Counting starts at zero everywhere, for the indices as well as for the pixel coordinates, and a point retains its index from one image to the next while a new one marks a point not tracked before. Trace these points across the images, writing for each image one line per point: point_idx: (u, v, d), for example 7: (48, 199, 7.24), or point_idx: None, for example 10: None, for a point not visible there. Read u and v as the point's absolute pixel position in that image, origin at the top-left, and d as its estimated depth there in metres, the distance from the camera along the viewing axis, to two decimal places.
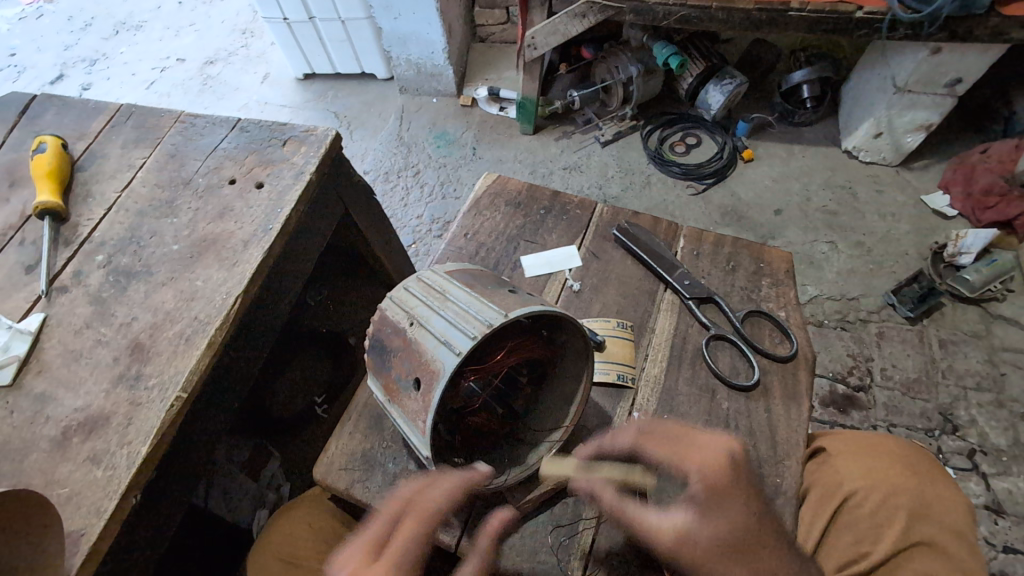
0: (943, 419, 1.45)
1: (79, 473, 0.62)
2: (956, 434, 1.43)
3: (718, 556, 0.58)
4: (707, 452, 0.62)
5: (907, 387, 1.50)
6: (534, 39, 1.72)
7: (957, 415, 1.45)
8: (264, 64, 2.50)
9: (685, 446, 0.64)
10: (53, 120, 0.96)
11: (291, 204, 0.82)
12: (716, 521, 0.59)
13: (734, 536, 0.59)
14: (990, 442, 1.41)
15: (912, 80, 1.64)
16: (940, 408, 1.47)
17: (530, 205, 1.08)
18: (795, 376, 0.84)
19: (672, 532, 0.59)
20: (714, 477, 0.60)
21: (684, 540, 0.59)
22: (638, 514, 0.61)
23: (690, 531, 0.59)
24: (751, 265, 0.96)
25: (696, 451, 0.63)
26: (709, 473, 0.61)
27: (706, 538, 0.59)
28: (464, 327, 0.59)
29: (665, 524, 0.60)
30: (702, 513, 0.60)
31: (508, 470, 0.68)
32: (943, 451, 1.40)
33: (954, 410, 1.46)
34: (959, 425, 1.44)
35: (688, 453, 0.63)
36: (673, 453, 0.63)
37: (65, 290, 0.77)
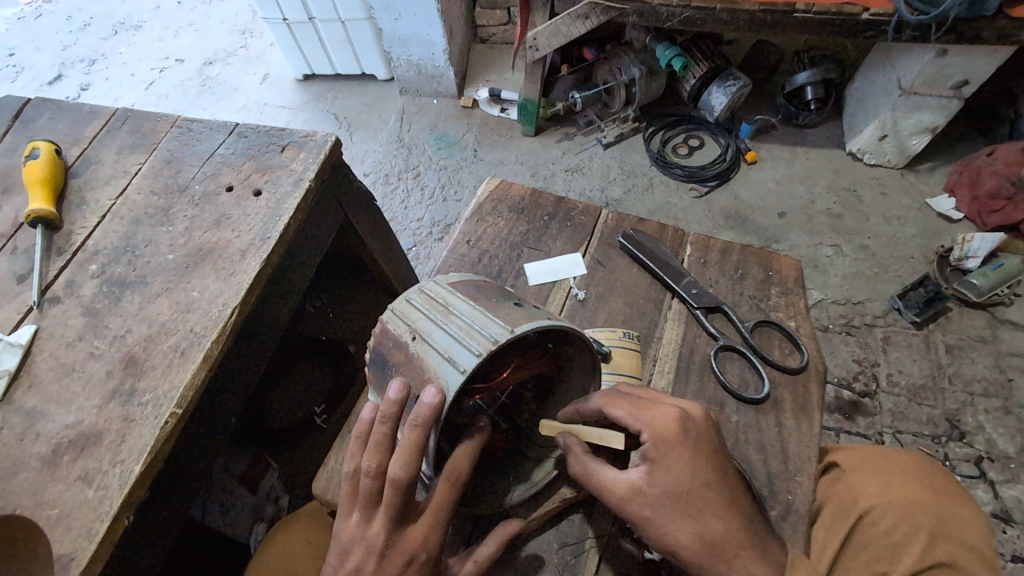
0: (950, 426, 1.43)
1: (70, 493, 0.60)
2: (963, 441, 1.41)
3: (670, 515, 0.58)
4: (664, 414, 0.61)
5: (913, 393, 1.48)
6: (536, 40, 1.70)
7: (964, 422, 1.43)
8: (264, 65, 2.47)
9: (646, 405, 0.62)
10: (47, 124, 0.94)
11: (290, 212, 0.79)
12: (664, 480, 0.59)
13: (688, 497, 0.59)
14: (998, 449, 1.39)
15: (918, 82, 1.62)
16: (946, 414, 1.45)
17: (533, 211, 1.06)
18: (805, 389, 0.82)
19: (627, 491, 0.60)
20: (673, 439, 0.59)
21: (637, 498, 0.59)
22: (596, 471, 0.61)
23: (644, 489, 0.59)
24: (760, 274, 0.94)
25: (654, 411, 0.61)
26: (661, 432, 0.60)
27: (659, 496, 0.59)
28: (469, 343, 0.57)
29: (621, 481, 0.60)
30: (657, 472, 0.59)
31: (513, 487, 0.67)
32: (950, 458, 1.38)
33: (961, 417, 1.44)
34: (966, 431, 1.42)
35: (647, 411, 0.61)
36: (632, 412, 0.61)
37: (57, 301, 0.75)
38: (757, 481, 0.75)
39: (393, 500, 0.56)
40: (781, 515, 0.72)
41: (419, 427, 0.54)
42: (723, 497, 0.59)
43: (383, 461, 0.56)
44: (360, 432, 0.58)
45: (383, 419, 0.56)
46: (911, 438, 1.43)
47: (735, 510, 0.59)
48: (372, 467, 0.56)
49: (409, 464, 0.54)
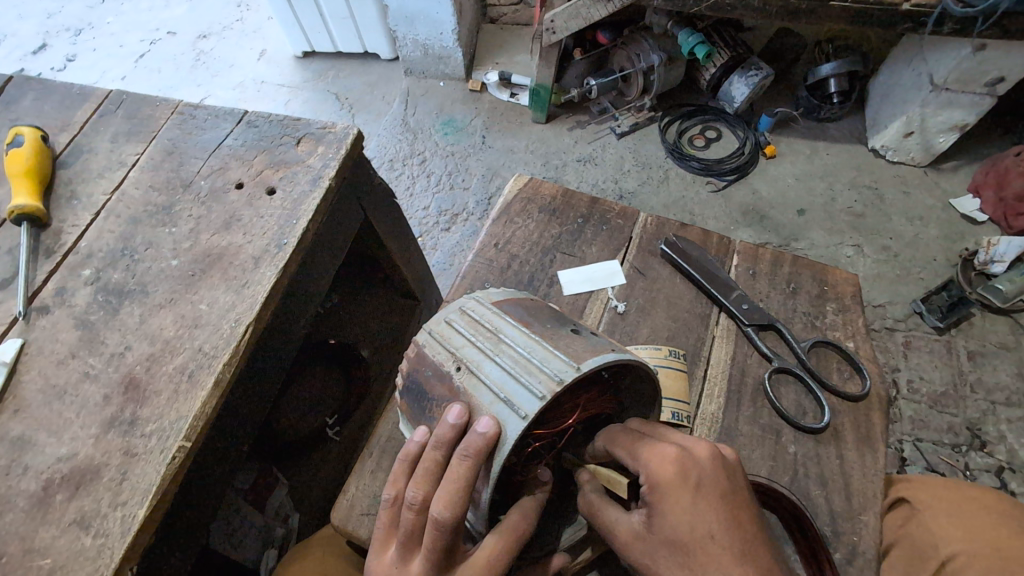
0: (971, 435, 1.36)
1: (64, 539, 0.53)
2: (984, 451, 1.34)
3: (671, 569, 0.48)
4: (662, 454, 0.50)
5: (933, 400, 1.42)
6: (553, 23, 1.59)
7: (986, 432, 1.36)
8: (261, 40, 2.35)
9: (645, 439, 0.53)
10: (32, 106, 0.85)
11: (308, 215, 0.71)
12: (663, 528, 0.49)
13: (689, 549, 0.47)
14: (1020, 460, 1.33)
15: (951, 78, 1.53)
16: (968, 423, 1.38)
17: (566, 212, 0.97)
18: (867, 418, 0.76)
19: (625, 535, 0.51)
20: (669, 479, 0.49)
21: (636, 544, 0.50)
22: (598, 510, 0.53)
23: (643, 533, 0.50)
24: (814, 288, 0.87)
25: (651, 447, 0.51)
26: (658, 475, 0.50)
27: (659, 543, 0.49)
28: (528, 381, 0.50)
29: (621, 524, 0.51)
30: (655, 516, 0.49)
31: (562, 530, 0.60)
32: (970, 469, 1.32)
33: (983, 426, 1.37)
34: (986, 440, 1.36)
35: (644, 446, 0.52)
36: (630, 449, 0.52)
37: (46, 311, 0.66)
38: (818, 519, 0.69)
39: (436, 544, 0.48)
40: (846, 559, 0.66)
41: (470, 459, 0.47)
42: (735, 551, 0.47)
43: (429, 494, 0.49)
44: (409, 455, 0.52)
45: (436, 443, 0.50)
46: (931, 448, 1.36)
47: (752, 566, 0.47)
48: (416, 498, 0.49)
49: (456, 503, 0.47)
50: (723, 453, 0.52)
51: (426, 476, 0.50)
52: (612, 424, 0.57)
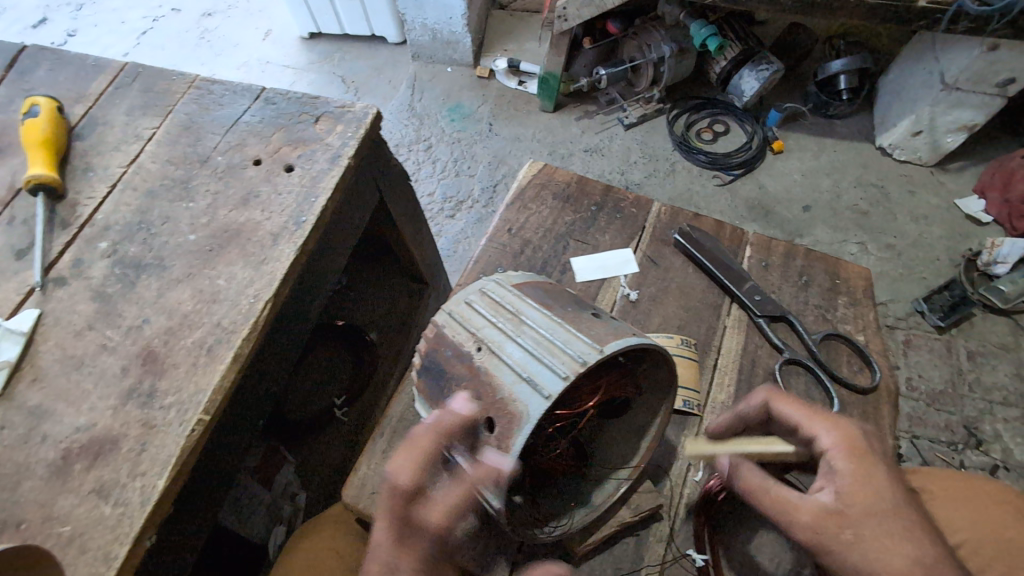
0: (968, 433, 1.38)
1: (83, 508, 0.53)
2: (980, 449, 1.35)
3: (878, 537, 0.51)
4: (842, 425, 0.57)
5: (931, 398, 1.43)
6: (566, 10, 1.58)
7: (982, 430, 1.38)
8: (266, 20, 2.32)
9: (813, 411, 0.58)
10: (46, 77, 0.84)
11: (327, 193, 0.71)
12: (858, 497, 0.52)
13: (888, 515, 0.52)
14: (1015, 458, 1.34)
15: (962, 78, 1.52)
16: (964, 421, 1.39)
17: (580, 199, 0.97)
18: (876, 411, 0.76)
19: (813, 511, 0.53)
20: (854, 447, 0.55)
21: (827, 520, 0.52)
22: (772, 487, 0.55)
23: (834, 509, 0.52)
24: (825, 281, 0.88)
25: (827, 420, 0.57)
26: (842, 442, 0.55)
27: (858, 515, 0.52)
28: (551, 362, 0.50)
29: (806, 500, 0.53)
30: (843, 487, 0.53)
31: (575, 512, 0.59)
32: (965, 466, 1.33)
33: (979, 425, 1.39)
34: (981, 438, 1.37)
35: (821, 417, 0.57)
36: (804, 420, 0.58)
37: (63, 283, 0.66)
38: None
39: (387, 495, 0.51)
40: None
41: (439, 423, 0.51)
42: (917, 519, 0.52)
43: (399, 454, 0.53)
44: None
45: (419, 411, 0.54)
46: (928, 444, 1.38)
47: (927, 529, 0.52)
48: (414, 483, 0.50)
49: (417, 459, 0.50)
50: (872, 429, 0.59)
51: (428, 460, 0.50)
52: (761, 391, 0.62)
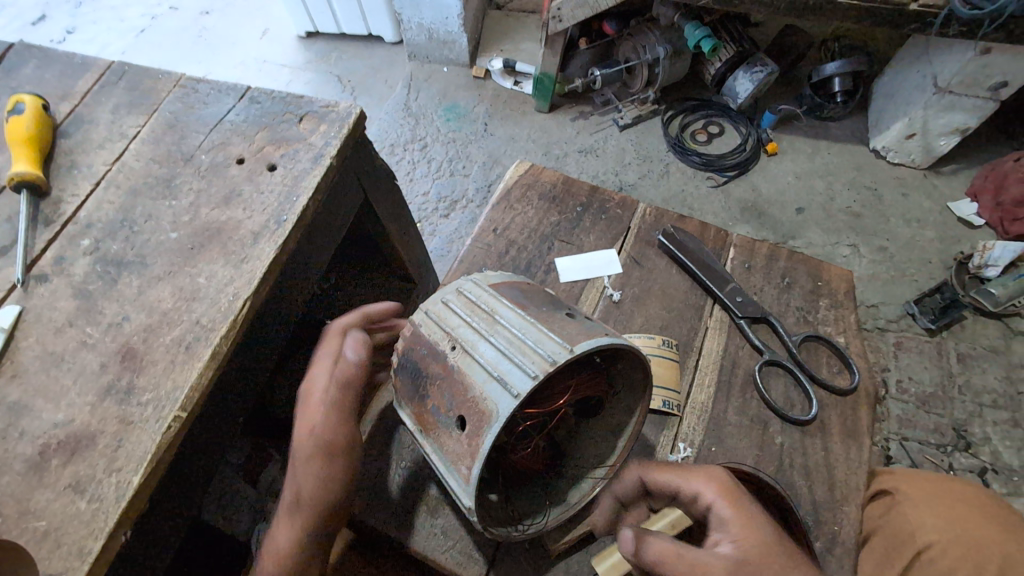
0: (957, 436, 1.38)
1: (58, 503, 0.54)
2: (969, 452, 1.36)
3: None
4: (714, 473, 0.60)
5: (921, 401, 1.43)
6: (560, 10, 1.58)
7: (971, 432, 1.38)
8: (264, 18, 2.32)
9: (682, 471, 0.61)
10: (33, 75, 0.84)
11: (309, 192, 0.71)
12: (750, 540, 0.55)
13: (778, 552, 0.54)
14: (1003, 460, 1.34)
15: (955, 81, 1.53)
16: (954, 424, 1.39)
17: (566, 200, 0.98)
18: (854, 414, 0.77)
19: (722, 566, 0.53)
20: (729, 488, 0.58)
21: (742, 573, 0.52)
22: (682, 552, 0.54)
23: (736, 559, 0.53)
24: (808, 283, 0.88)
25: (699, 472, 0.60)
26: (719, 491, 0.58)
27: (755, 559, 0.53)
28: (522, 361, 0.50)
29: (711, 557, 0.53)
30: (737, 538, 0.55)
31: (549, 510, 0.61)
32: (953, 468, 1.34)
33: (968, 427, 1.39)
34: (971, 441, 1.37)
35: (693, 474, 0.60)
36: (680, 479, 0.60)
37: (45, 280, 0.67)
38: (801, 509, 0.70)
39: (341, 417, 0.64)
40: (826, 548, 0.68)
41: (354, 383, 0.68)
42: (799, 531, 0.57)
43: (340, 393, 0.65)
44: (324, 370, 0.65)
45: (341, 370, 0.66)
46: (917, 446, 1.38)
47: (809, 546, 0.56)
48: (332, 412, 0.64)
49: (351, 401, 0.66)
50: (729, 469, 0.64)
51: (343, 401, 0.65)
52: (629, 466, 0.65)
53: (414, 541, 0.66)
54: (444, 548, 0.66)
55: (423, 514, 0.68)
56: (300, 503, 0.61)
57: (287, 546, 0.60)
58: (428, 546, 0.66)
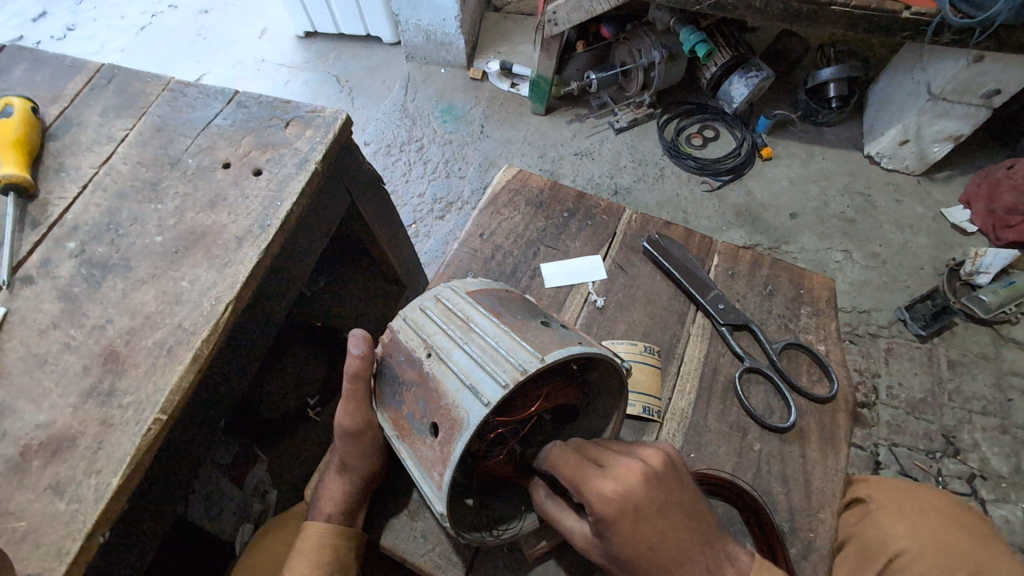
0: (945, 442, 1.38)
1: (38, 504, 0.54)
2: (957, 458, 1.36)
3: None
4: (603, 489, 0.50)
5: (911, 407, 1.43)
6: (555, 15, 1.59)
7: (960, 439, 1.38)
8: (263, 18, 2.33)
9: (578, 471, 0.51)
10: (24, 77, 0.85)
11: (293, 197, 0.72)
12: (618, 551, 0.50)
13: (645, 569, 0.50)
14: (991, 467, 1.34)
15: (948, 89, 1.53)
16: (943, 430, 1.39)
17: (553, 205, 0.99)
18: (833, 421, 0.77)
19: (581, 538, 0.54)
20: (621, 510, 0.49)
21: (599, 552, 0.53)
22: (557, 516, 0.56)
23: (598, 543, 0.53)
24: (790, 291, 0.89)
25: (592, 480, 0.51)
26: (600, 511, 0.50)
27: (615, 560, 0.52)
28: (493, 370, 0.51)
29: (579, 529, 0.54)
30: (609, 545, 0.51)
31: (525, 514, 0.61)
32: (941, 475, 1.34)
33: (957, 433, 1.39)
34: (960, 447, 1.37)
35: (580, 480, 0.51)
36: (572, 479, 0.51)
37: (30, 282, 0.67)
38: (778, 516, 0.71)
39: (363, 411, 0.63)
40: (801, 553, 0.68)
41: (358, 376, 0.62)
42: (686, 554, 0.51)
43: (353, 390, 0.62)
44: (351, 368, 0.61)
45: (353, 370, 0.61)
46: (906, 452, 1.38)
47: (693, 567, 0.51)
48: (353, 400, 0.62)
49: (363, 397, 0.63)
50: (646, 471, 0.51)
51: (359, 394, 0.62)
52: (552, 445, 0.55)
53: (394, 543, 0.67)
54: (423, 551, 0.66)
55: (403, 516, 0.69)
56: (345, 465, 0.65)
57: (338, 497, 0.65)
58: (406, 548, 0.67)
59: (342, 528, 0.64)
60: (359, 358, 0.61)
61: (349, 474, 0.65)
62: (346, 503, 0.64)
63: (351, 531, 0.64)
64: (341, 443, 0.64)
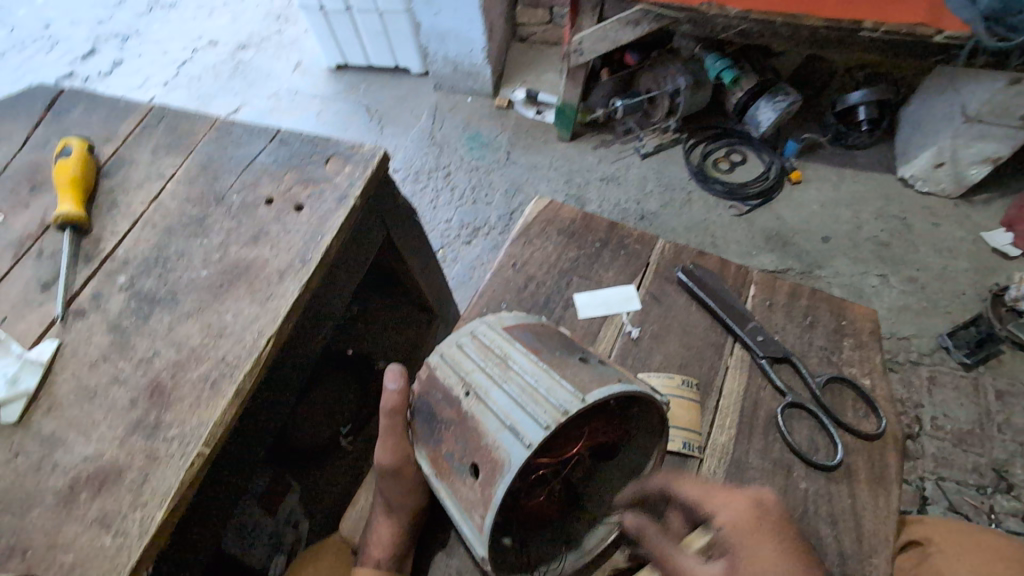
0: (997, 477, 1.31)
1: (85, 537, 0.55)
2: (1011, 494, 1.29)
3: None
4: (741, 501, 0.54)
5: (959, 439, 1.37)
6: (581, 45, 1.60)
7: (1013, 473, 1.31)
8: (297, 52, 2.42)
9: (709, 488, 0.57)
10: (81, 118, 0.90)
11: (333, 232, 0.74)
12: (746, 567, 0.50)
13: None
14: None
15: (985, 110, 1.50)
16: (994, 464, 1.33)
17: (585, 235, 0.99)
18: (882, 458, 0.74)
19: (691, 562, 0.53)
20: (744, 522, 0.53)
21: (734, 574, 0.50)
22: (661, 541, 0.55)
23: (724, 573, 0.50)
24: (831, 322, 0.87)
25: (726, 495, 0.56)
26: (736, 518, 0.53)
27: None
28: (534, 411, 0.51)
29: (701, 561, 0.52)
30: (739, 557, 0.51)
31: (565, 555, 0.60)
32: (996, 512, 1.27)
33: (1010, 468, 1.32)
34: (1013, 482, 1.30)
35: (715, 492, 0.56)
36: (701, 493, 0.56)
37: (82, 315, 0.70)
38: (827, 559, 0.68)
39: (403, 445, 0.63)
40: None
41: (395, 412, 0.63)
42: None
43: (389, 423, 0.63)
44: (389, 401, 0.62)
45: (388, 404, 0.62)
46: (955, 487, 1.31)
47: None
48: (392, 439, 0.63)
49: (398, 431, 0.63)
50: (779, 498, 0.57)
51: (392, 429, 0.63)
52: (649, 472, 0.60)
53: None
54: None
55: (439, 552, 0.68)
56: (391, 505, 0.65)
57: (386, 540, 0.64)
58: None
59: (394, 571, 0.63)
60: (396, 393, 0.62)
61: (396, 514, 0.64)
62: (394, 545, 0.63)
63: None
64: (384, 484, 0.64)
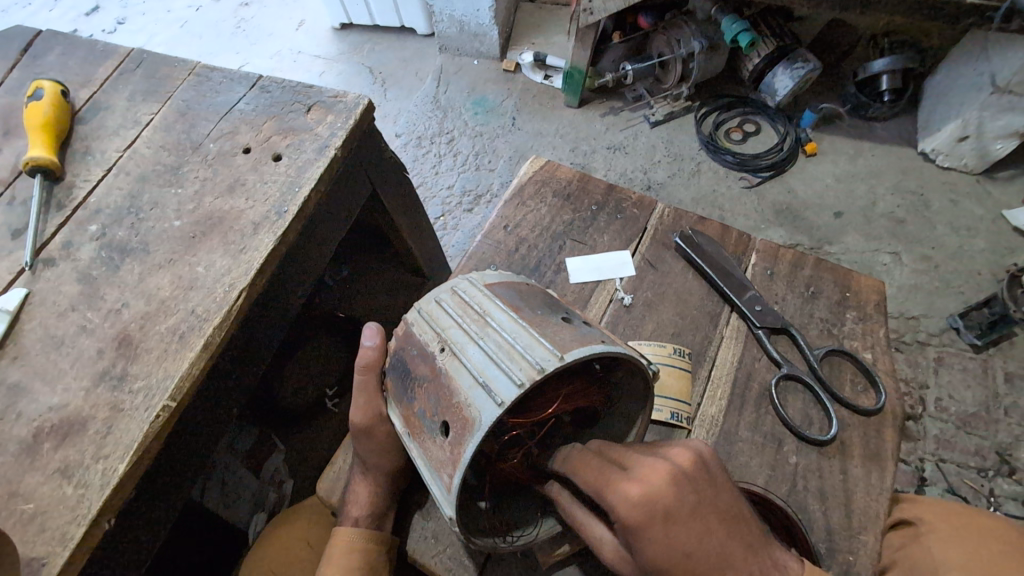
0: (1000, 460, 1.28)
1: (46, 487, 0.54)
2: (1013, 478, 1.26)
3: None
4: (627, 497, 0.43)
5: (962, 421, 1.33)
6: (592, 3, 1.52)
7: (1016, 457, 1.28)
8: (300, 10, 2.35)
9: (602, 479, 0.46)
10: (57, 62, 0.86)
11: (311, 183, 0.70)
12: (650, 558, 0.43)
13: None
14: None
15: (1015, 79, 1.42)
16: (997, 447, 1.29)
17: (581, 198, 0.94)
18: (879, 435, 0.71)
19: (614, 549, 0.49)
20: (630, 526, 0.43)
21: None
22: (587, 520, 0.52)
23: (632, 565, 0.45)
24: (835, 293, 0.83)
25: (615, 479, 0.45)
26: (630, 516, 0.43)
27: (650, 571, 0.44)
28: (508, 368, 0.48)
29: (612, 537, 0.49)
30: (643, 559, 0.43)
31: (542, 521, 0.58)
32: (996, 496, 1.24)
33: (1014, 452, 1.28)
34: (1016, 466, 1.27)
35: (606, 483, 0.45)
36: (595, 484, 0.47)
37: (52, 263, 0.67)
38: (814, 535, 0.66)
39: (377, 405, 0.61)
40: None
41: (369, 368, 0.62)
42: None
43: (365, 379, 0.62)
44: (365, 357, 0.62)
45: (363, 361, 0.62)
46: (955, 469, 1.28)
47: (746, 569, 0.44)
48: (363, 397, 0.61)
49: (372, 390, 0.61)
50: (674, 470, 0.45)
51: (366, 386, 0.61)
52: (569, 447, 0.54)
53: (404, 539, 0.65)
54: (435, 552, 0.64)
55: (415, 515, 0.66)
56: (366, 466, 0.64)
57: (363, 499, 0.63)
58: (416, 546, 0.65)
59: (372, 529, 0.62)
60: (372, 350, 0.62)
61: (372, 473, 0.63)
62: (371, 504, 0.62)
63: (380, 534, 0.62)
64: (358, 445, 0.63)
